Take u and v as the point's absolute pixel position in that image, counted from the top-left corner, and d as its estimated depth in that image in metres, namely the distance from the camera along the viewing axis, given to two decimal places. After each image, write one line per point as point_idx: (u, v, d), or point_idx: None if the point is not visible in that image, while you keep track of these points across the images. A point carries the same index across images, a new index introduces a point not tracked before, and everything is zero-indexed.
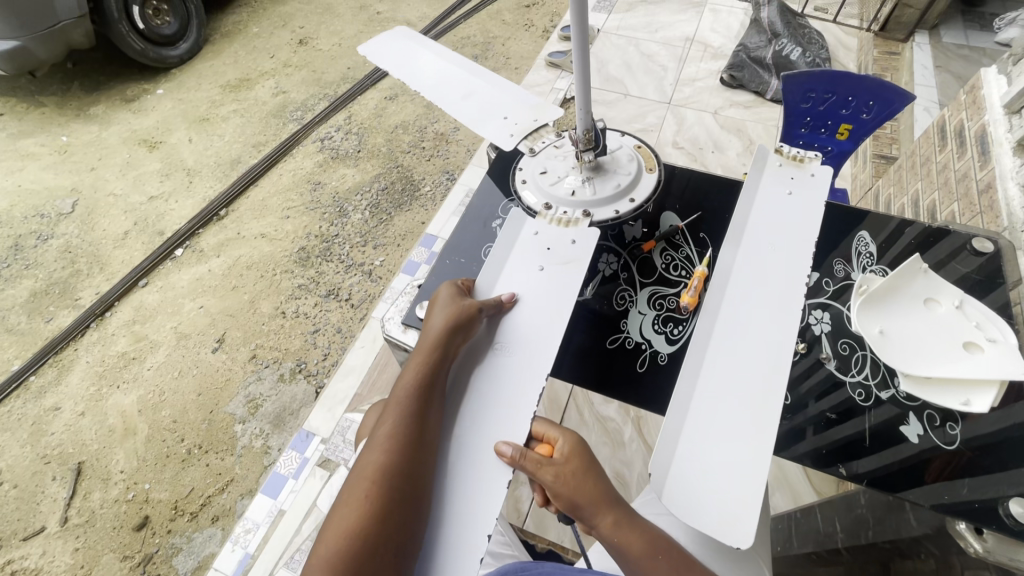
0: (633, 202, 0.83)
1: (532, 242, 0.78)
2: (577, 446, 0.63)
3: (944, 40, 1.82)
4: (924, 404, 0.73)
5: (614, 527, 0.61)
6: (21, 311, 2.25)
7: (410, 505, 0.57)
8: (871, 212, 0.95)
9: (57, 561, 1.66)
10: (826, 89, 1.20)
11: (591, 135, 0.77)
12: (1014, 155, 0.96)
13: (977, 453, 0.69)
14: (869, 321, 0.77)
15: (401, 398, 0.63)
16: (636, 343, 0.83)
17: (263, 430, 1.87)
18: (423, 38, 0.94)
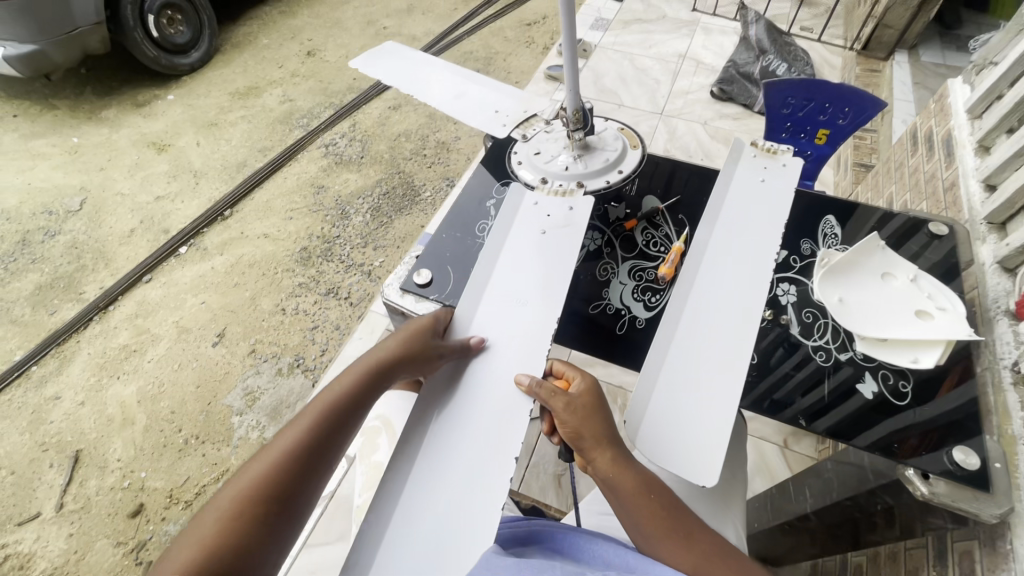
0: (622, 173, 0.89)
1: (532, 211, 0.86)
2: (591, 387, 0.71)
3: (923, 59, 1.92)
4: (879, 365, 0.79)
5: (611, 463, 0.66)
6: (25, 303, 2.30)
7: (278, 523, 0.58)
8: (859, 206, 1.01)
9: (50, 546, 1.67)
10: (804, 97, 1.28)
11: (580, 115, 0.83)
12: (976, 156, 1.03)
13: (928, 415, 0.75)
14: (829, 290, 0.83)
15: (323, 416, 0.65)
16: (615, 309, 0.88)
17: (260, 422, 1.91)
18: (408, 50, 1.00)
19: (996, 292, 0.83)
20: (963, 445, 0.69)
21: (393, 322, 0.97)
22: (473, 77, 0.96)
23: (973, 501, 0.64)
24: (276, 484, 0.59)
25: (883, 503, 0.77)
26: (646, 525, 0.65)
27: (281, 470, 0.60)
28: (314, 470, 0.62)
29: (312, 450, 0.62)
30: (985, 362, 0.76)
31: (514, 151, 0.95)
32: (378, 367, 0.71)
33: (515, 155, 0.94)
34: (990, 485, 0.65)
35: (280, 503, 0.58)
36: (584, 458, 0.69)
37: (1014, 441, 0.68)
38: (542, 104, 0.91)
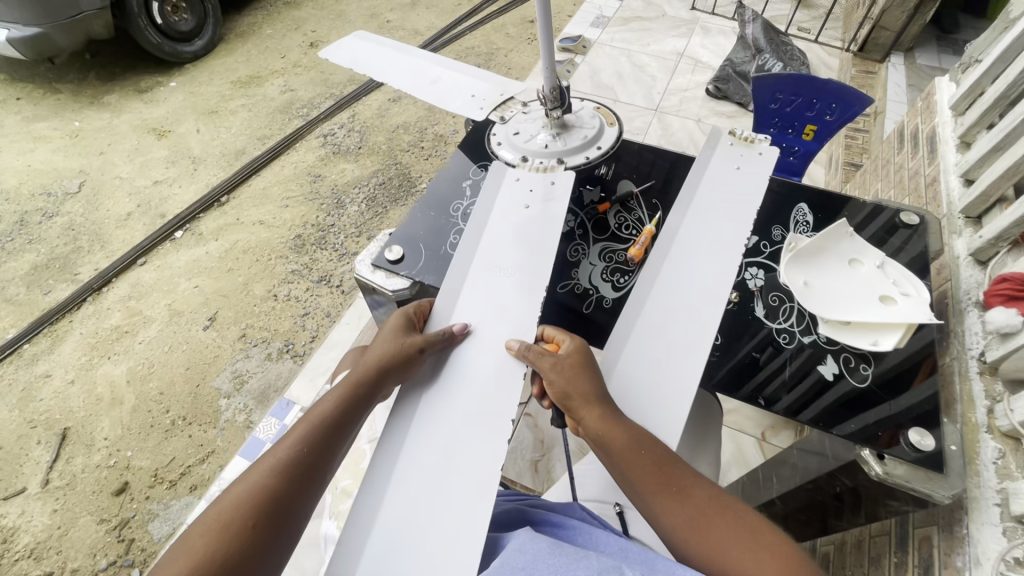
0: (601, 149, 0.92)
1: (514, 187, 0.87)
2: (580, 348, 0.69)
3: (919, 61, 1.92)
4: (842, 348, 0.77)
5: (598, 419, 0.62)
6: (20, 283, 2.31)
7: (269, 538, 0.53)
8: (854, 199, 0.95)
9: (34, 521, 1.69)
10: (792, 92, 1.29)
11: (557, 93, 0.84)
12: (958, 152, 1.03)
13: (883, 392, 0.73)
14: (795, 273, 0.81)
15: (303, 437, 0.60)
16: (584, 288, 0.89)
17: (247, 405, 1.91)
18: (373, 39, 0.98)
19: (969, 284, 0.84)
20: (918, 427, 0.68)
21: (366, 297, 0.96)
22: (443, 62, 0.96)
23: (927, 481, 0.63)
24: (257, 514, 0.53)
25: (844, 485, 0.75)
26: (639, 483, 0.59)
27: (261, 498, 0.54)
28: (299, 492, 0.57)
29: (295, 470, 0.57)
30: (953, 352, 0.79)
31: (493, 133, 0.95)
32: (363, 377, 0.67)
33: (493, 136, 0.95)
34: (943, 466, 0.64)
35: (265, 529, 0.53)
36: (573, 420, 0.65)
37: (977, 428, 0.71)
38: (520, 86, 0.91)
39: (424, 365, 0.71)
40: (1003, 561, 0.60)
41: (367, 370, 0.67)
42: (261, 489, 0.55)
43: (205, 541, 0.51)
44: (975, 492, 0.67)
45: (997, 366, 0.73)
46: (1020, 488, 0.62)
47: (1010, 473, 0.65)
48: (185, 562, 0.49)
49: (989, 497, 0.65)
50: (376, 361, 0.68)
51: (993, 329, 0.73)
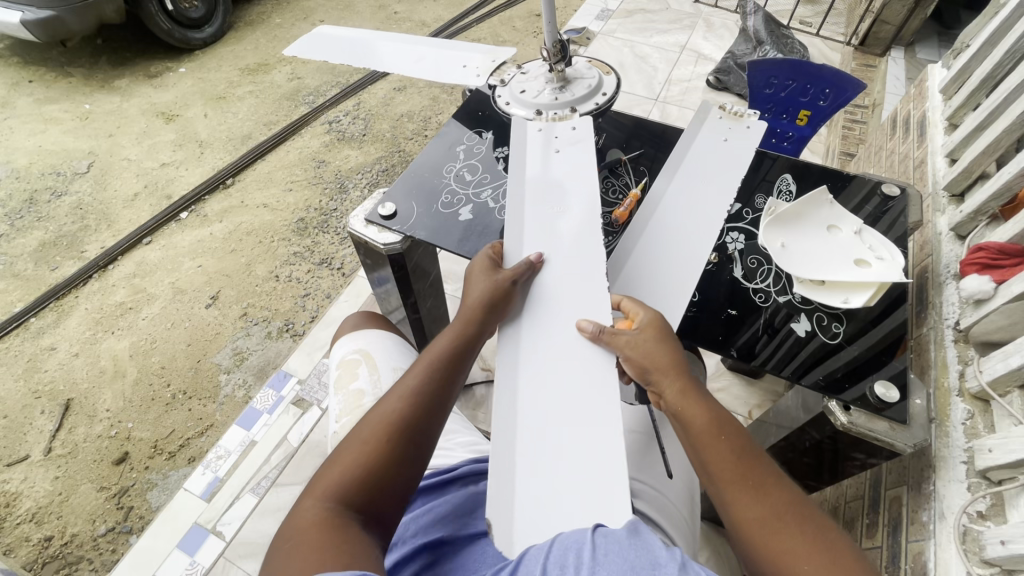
0: (606, 95, 0.86)
1: (537, 138, 0.84)
2: (656, 320, 0.66)
3: (919, 56, 1.95)
4: (815, 307, 0.77)
5: (680, 396, 0.62)
6: (28, 259, 2.35)
7: (403, 459, 0.59)
8: (853, 176, 0.95)
9: (36, 487, 1.72)
10: (787, 77, 1.30)
11: (559, 47, 0.81)
12: (945, 135, 1.05)
13: (855, 348, 0.73)
14: (773, 235, 0.81)
15: (423, 370, 0.65)
16: None
17: (246, 381, 1.94)
18: (339, 32, 0.98)
19: (948, 259, 0.85)
20: (885, 380, 0.70)
21: (358, 256, 0.98)
22: (419, 40, 0.95)
23: (890, 431, 0.66)
24: (391, 439, 0.59)
25: (813, 438, 0.78)
26: (715, 469, 0.58)
27: (397, 425, 0.60)
28: (425, 421, 0.62)
29: (423, 402, 0.62)
30: (931, 322, 0.81)
31: (495, 96, 0.91)
32: (470, 316, 0.70)
33: (499, 98, 0.90)
34: (907, 418, 0.67)
35: (399, 451, 0.59)
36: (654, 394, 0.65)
37: (949, 392, 0.73)
38: (508, 50, 0.88)
39: (516, 298, 0.72)
40: (965, 514, 0.62)
41: (474, 311, 0.70)
42: (398, 418, 0.61)
43: (353, 456, 0.58)
44: (941, 451, 0.69)
45: (971, 333, 0.74)
46: (985, 444, 0.63)
47: (978, 432, 0.67)
48: (339, 468, 0.58)
49: (956, 455, 0.67)
50: (480, 301, 0.70)
51: (967, 296, 0.74)
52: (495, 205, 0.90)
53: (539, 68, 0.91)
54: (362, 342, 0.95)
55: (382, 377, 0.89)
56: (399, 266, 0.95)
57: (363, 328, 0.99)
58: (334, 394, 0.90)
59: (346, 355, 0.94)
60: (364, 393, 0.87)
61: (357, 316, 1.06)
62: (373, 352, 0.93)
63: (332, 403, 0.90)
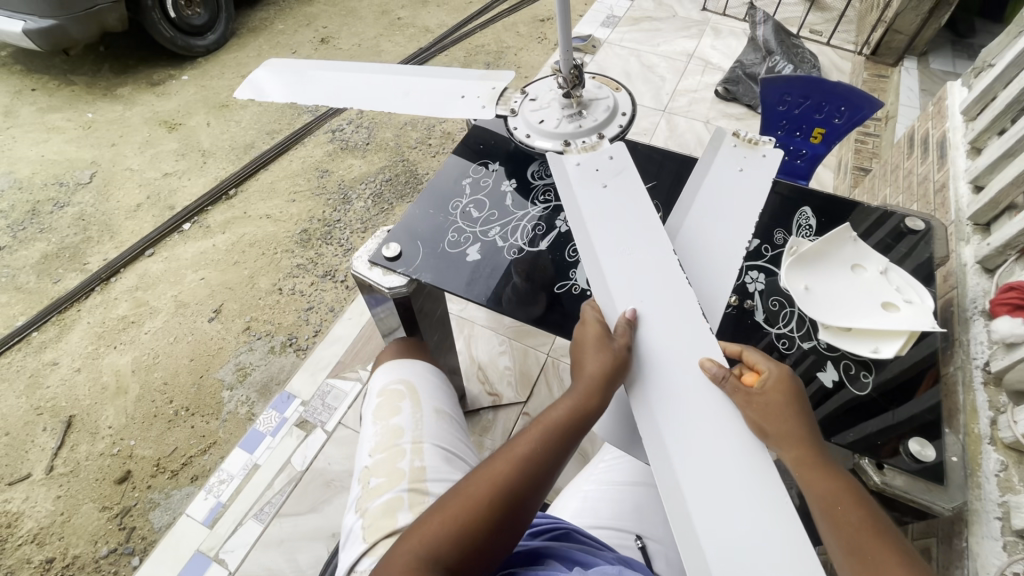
0: (627, 114, 0.84)
1: (579, 173, 0.77)
2: (783, 379, 0.62)
3: (932, 66, 1.90)
4: (842, 355, 0.74)
5: (802, 464, 0.58)
6: (31, 271, 2.34)
7: (502, 527, 0.60)
8: (858, 203, 0.93)
9: (38, 507, 1.71)
10: (801, 94, 1.27)
11: (576, 72, 0.79)
12: (968, 158, 1.02)
13: (886, 399, 0.70)
14: (795, 277, 0.72)
15: (538, 436, 0.63)
16: (581, 289, 0.81)
17: (249, 398, 1.92)
18: (309, 69, 0.94)
19: (975, 293, 0.82)
20: (918, 436, 0.67)
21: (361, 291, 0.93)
22: (399, 71, 0.93)
23: (928, 492, 0.63)
24: (494, 505, 0.60)
25: None
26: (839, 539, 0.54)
27: (502, 489, 0.60)
28: (527, 494, 0.62)
29: (529, 473, 0.62)
30: (958, 361, 0.78)
31: (512, 129, 0.86)
32: (590, 392, 0.63)
33: (515, 131, 0.85)
34: (944, 478, 0.63)
35: (499, 520, 0.60)
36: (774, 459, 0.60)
37: (980, 440, 0.70)
38: (508, 75, 0.87)
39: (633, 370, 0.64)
40: None
41: (592, 383, 0.63)
42: (502, 482, 0.61)
43: (458, 507, 0.60)
44: (975, 505, 0.67)
45: (1001, 376, 0.71)
46: None
47: (1012, 485, 0.64)
48: (443, 516, 0.59)
49: (990, 510, 0.65)
50: (599, 378, 0.62)
51: (998, 339, 0.71)
52: (504, 243, 0.87)
53: (548, 93, 0.87)
54: (406, 371, 0.90)
55: (425, 417, 0.84)
56: (404, 304, 0.90)
57: (406, 359, 0.93)
58: (370, 423, 0.84)
59: (386, 385, 0.88)
60: (402, 431, 0.81)
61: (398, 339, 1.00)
62: (419, 385, 0.88)
63: (367, 431, 0.84)
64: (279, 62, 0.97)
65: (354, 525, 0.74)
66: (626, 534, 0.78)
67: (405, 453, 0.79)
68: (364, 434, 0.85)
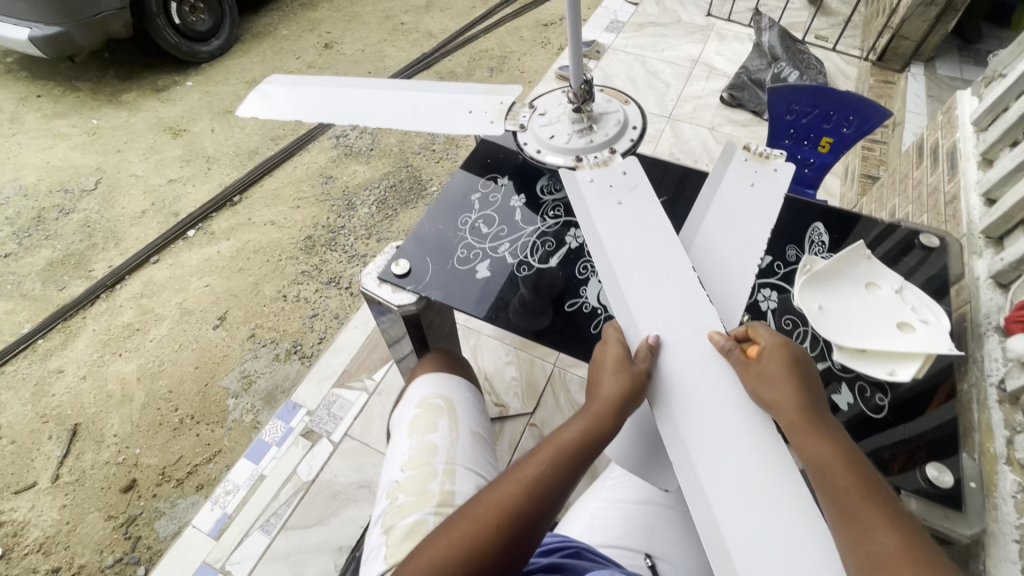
0: (637, 129, 0.84)
1: (593, 189, 0.77)
2: (781, 350, 0.63)
3: (939, 72, 1.89)
4: (856, 376, 0.76)
5: (798, 429, 0.58)
6: (36, 278, 2.35)
7: (510, 552, 0.59)
8: (861, 216, 0.95)
9: (44, 516, 1.71)
10: (809, 103, 1.26)
11: (586, 87, 0.79)
12: (979, 170, 1.01)
13: (903, 422, 0.73)
14: (809, 296, 0.71)
15: (548, 459, 0.63)
16: (592, 307, 0.81)
17: (255, 405, 1.92)
18: (316, 85, 0.94)
19: (989, 308, 0.81)
20: (938, 462, 0.69)
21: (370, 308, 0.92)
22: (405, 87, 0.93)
23: (944, 520, 0.67)
24: (501, 529, 0.59)
25: None
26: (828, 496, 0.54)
27: (511, 514, 0.60)
28: (536, 519, 0.61)
29: (540, 499, 0.61)
30: (972, 379, 0.77)
31: (522, 144, 0.87)
32: (602, 414, 0.63)
33: (525, 146, 0.86)
34: (963, 505, 0.66)
35: (507, 544, 0.59)
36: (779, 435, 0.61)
37: (996, 460, 0.69)
38: (517, 88, 0.87)
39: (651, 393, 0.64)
40: None
41: (605, 406, 0.63)
42: (513, 508, 0.60)
43: (465, 530, 0.59)
44: (993, 527, 0.66)
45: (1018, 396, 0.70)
46: None
47: None
48: (449, 539, 0.59)
49: (1008, 532, 0.64)
50: (613, 400, 0.63)
51: (1014, 357, 0.70)
52: (513, 260, 0.86)
53: (558, 108, 0.88)
54: (446, 388, 0.91)
55: (461, 438, 0.84)
56: (413, 321, 0.90)
57: (444, 374, 0.94)
58: (405, 435, 0.84)
59: (425, 398, 0.89)
60: (436, 451, 0.81)
61: (437, 352, 1.02)
62: (457, 404, 0.89)
63: (400, 441, 0.84)
64: (283, 77, 0.97)
65: (377, 541, 0.74)
66: (635, 553, 0.77)
67: (437, 474, 0.79)
68: (397, 444, 0.85)
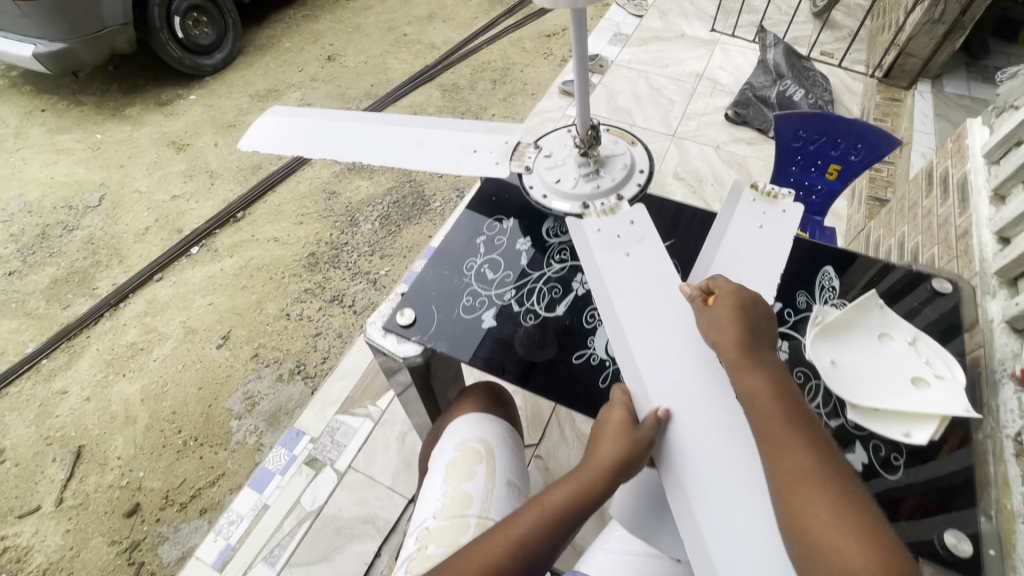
0: (644, 172, 0.84)
1: (599, 240, 0.76)
2: (734, 298, 0.66)
3: (946, 89, 1.87)
4: (870, 435, 0.76)
5: (737, 365, 0.62)
6: (40, 297, 2.35)
7: None
8: (858, 255, 0.95)
9: (48, 541, 1.71)
10: (816, 131, 1.25)
11: (593, 133, 0.80)
12: (991, 205, 0.99)
13: (919, 484, 0.72)
14: (820, 350, 0.70)
15: (536, 517, 0.63)
16: (600, 359, 0.79)
17: (258, 427, 1.92)
18: (319, 119, 0.93)
19: (1003, 353, 0.79)
20: (953, 527, 0.68)
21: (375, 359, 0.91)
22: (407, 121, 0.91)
23: None
24: None
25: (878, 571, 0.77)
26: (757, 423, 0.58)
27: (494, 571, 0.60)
28: None
29: (525, 558, 0.61)
30: (987, 429, 0.76)
31: (528, 186, 0.86)
32: (594, 474, 0.64)
33: (530, 190, 0.85)
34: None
35: None
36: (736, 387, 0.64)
37: (1013, 518, 0.68)
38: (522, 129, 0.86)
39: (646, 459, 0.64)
40: None
41: (597, 465, 0.65)
42: (497, 565, 0.60)
43: None
44: None
45: None
46: None
47: None
48: None
49: None
50: (609, 461, 0.64)
51: None
52: (520, 307, 0.85)
53: (564, 150, 0.87)
54: (486, 432, 0.92)
55: (495, 488, 0.85)
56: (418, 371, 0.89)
57: (486, 417, 0.96)
58: (441, 479, 0.86)
59: (466, 441, 0.90)
60: (471, 501, 0.82)
61: (481, 388, 1.04)
62: (495, 450, 0.90)
63: (437, 481, 0.87)
64: (286, 110, 0.95)
65: None
66: None
67: (467, 527, 0.80)
68: (433, 486, 0.87)
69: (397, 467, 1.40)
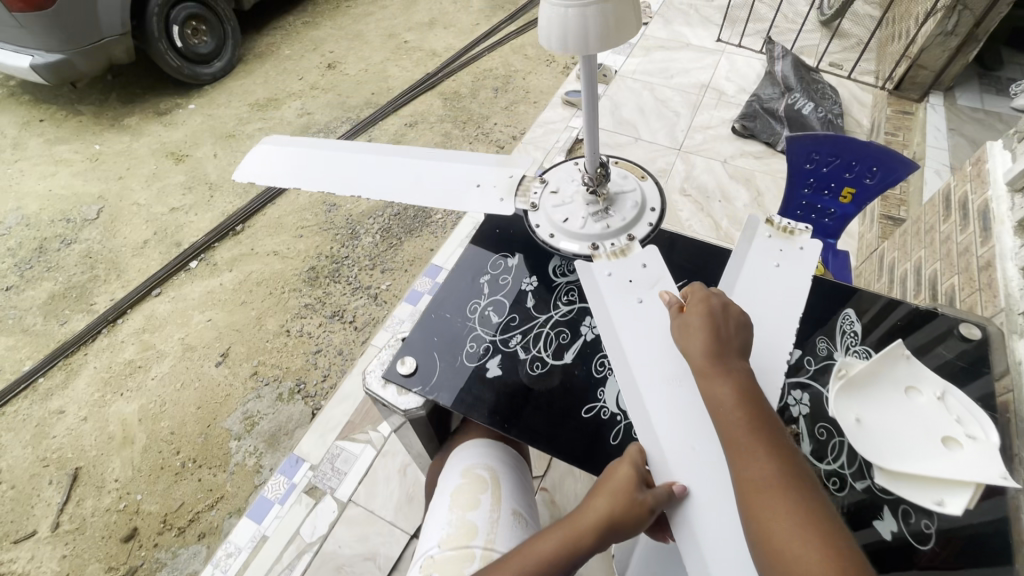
0: (655, 210, 0.80)
1: (611, 286, 0.72)
2: (703, 307, 0.66)
3: (959, 102, 1.82)
4: (898, 499, 0.72)
5: (704, 377, 0.62)
6: (37, 313, 2.32)
7: None
8: (861, 289, 0.93)
9: (44, 566, 1.68)
10: (830, 153, 1.21)
11: (600, 171, 0.77)
12: (1014, 236, 0.95)
13: (954, 552, 0.67)
14: (845, 406, 0.66)
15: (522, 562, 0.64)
16: (611, 414, 0.76)
17: (258, 448, 1.88)
18: (314, 148, 0.88)
19: None
20: None
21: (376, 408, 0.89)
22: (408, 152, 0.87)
23: None
24: None
25: None
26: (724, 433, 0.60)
27: None
28: None
29: None
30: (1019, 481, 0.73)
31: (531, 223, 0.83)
32: (585, 529, 0.65)
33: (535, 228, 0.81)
34: None
35: None
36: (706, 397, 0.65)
37: None
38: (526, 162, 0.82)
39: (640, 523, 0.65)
40: None
41: (592, 519, 0.66)
42: None
43: None
44: None
45: None
46: None
47: None
48: None
49: None
50: (602, 517, 0.65)
51: None
52: (525, 354, 0.83)
53: (571, 186, 0.84)
54: (492, 461, 0.89)
55: (502, 518, 0.80)
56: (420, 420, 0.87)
57: (492, 446, 0.92)
58: (446, 508, 0.81)
59: (473, 468, 0.86)
60: (477, 532, 0.77)
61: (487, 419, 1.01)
62: (502, 480, 0.86)
63: (441, 510, 0.82)
64: (281, 138, 0.90)
65: None
66: None
67: (473, 558, 0.73)
68: (437, 515, 0.81)
69: (399, 500, 1.37)
